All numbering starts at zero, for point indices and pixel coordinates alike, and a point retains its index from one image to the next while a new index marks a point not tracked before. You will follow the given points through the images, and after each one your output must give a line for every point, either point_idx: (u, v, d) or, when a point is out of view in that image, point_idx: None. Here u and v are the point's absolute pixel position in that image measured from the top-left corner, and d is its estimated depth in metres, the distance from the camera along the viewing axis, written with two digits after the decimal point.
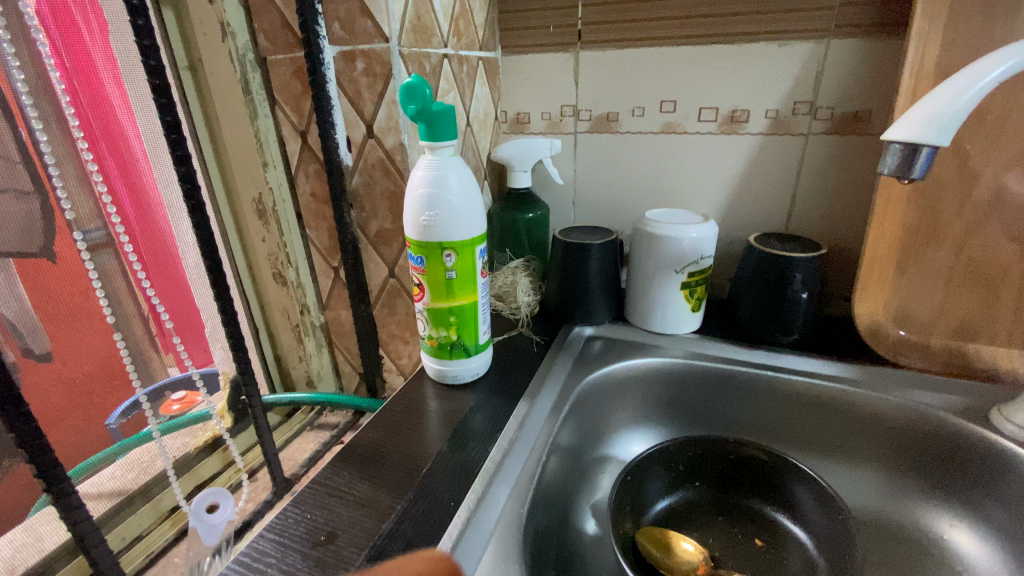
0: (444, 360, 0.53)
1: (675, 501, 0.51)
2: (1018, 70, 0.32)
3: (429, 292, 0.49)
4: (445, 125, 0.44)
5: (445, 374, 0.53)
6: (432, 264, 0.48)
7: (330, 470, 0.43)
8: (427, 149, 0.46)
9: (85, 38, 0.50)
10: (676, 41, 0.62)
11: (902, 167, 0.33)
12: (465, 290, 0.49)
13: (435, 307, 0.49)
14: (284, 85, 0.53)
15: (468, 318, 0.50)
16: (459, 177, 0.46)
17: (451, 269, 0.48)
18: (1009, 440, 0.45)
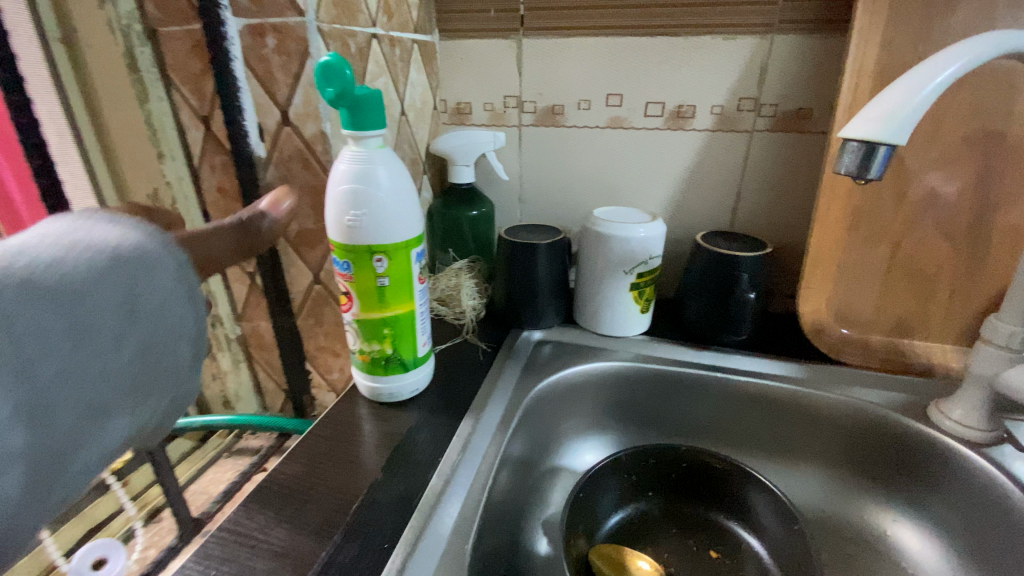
0: (379, 376, 0.47)
1: (628, 514, 0.48)
2: (971, 69, 0.31)
3: (359, 301, 0.44)
4: (372, 113, 0.39)
5: (380, 393, 0.48)
6: (360, 270, 0.42)
7: (242, 514, 0.37)
8: (351, 139, 0.40)
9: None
10: (621, 31, 0.59)
11: (861, 167, 0.31)
12: (400, 298, 0.44)
13: (367, 317, 0.44)
14: (180, 63, 0.46)
15: (404, 329, 0.45)
16: (389, 171, 0.41)
17: (384, 276, 0.43)
18: (946, 435, 0.46)
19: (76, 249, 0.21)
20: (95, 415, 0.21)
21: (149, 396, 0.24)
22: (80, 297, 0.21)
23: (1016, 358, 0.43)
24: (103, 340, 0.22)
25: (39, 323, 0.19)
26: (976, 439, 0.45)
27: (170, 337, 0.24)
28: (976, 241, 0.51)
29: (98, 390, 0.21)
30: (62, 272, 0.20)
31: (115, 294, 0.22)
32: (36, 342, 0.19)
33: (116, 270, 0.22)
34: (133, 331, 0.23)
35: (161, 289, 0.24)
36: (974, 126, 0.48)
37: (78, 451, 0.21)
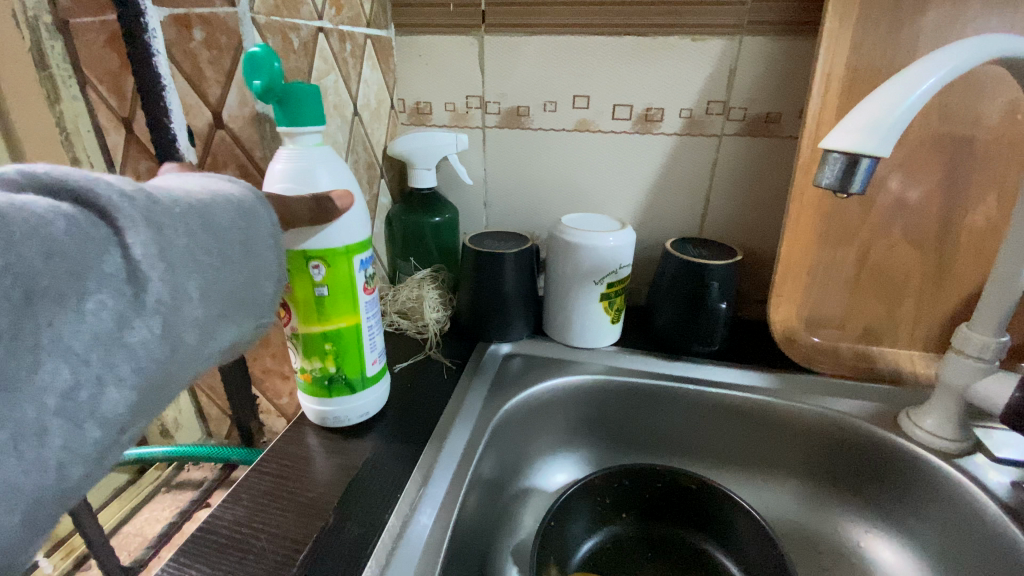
0: (324, 397, 0.43)
1: (602, 539, 0.46)
2: (949, 81, 0.30)
3: (297, 314, 0.40)
4: (309, 108, 0.36)
5: (327, 415, 0.44)
6: (297, 278, 0.39)
7: (172, 570, 0.33)
8: (285, 136, 0.37)
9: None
10: (587, 30, 0.56)
11: (843, 180, 0.29)
12: (342, 310, 0.40)
13: (306, 331, 0.40)
14: (95, 58, 0.41)
15: (349, 345, 0.41)
16: (329, 170, 0.37)
17: (322, 286, 0.39)
18: (919, 445, 0.46)
19: (217, 196, 0.28)
20: (228, 324, 0.28)
21: (253, 318, 0.30)
22: (221, 231, 0.27)
23: (987, 368, 0.42)
24: (235, 267, 0.27)
25: (203, 246, 0.25)
26: (947, 449, 0.45)
27: (269, 272, 0.30)
28: (942, 247, 0.51)
29: (225, 305, 0.27)
30: (209, 210, 0.27)
31: (240, 232, 0.28)
32: (196, 266, 0.25)
33: (242, 214, 0.28)
34: (252, 264, 0.28)
35: (264, 235, 0.29)
36: (941, 131, 0.48)
37: (214, 348, 0.27)
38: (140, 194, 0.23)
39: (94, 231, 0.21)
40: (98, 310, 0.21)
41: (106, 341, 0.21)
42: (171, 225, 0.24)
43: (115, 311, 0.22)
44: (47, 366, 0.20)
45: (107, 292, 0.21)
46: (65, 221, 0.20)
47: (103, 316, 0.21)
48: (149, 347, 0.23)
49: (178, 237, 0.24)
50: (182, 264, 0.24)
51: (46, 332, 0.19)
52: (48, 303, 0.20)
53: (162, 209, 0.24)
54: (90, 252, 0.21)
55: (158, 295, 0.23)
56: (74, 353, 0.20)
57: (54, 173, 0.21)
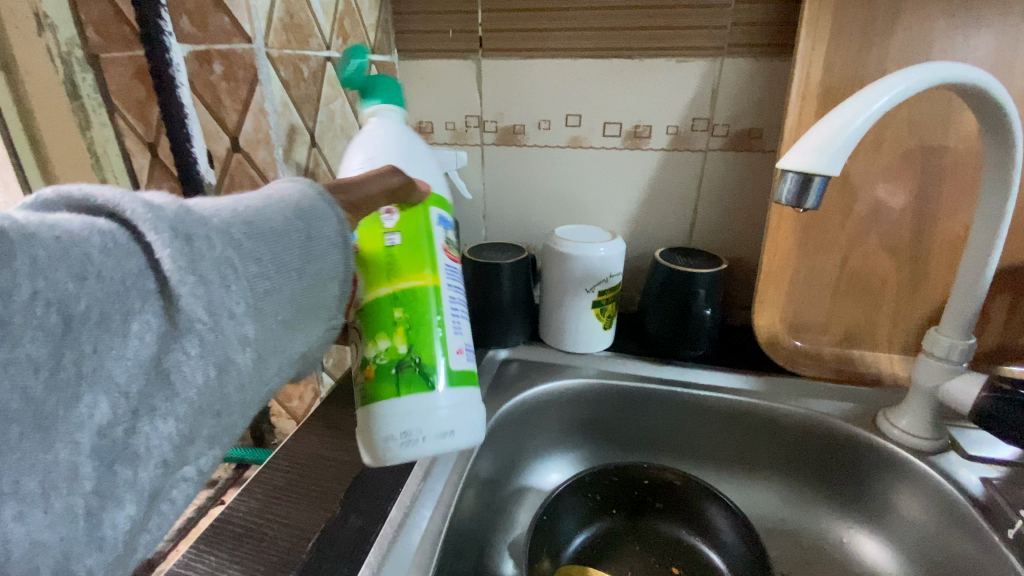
0: (387, 399, 0.35)
1: (593, 533, 0.49)
2: (897, 101, 0.33)
3: (364, 277, 0.36)
4: (391, 92, 0.42)
5: (387, 439, 0.34)
6: (366, 232, 0.36)
7: (192, 555, 0.36)
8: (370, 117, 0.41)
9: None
10: (578, 53, 0.60)
11: (798, 196, 0.32)
12: (413, 265, 0.36)
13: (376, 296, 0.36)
14: (123, 89, 0.45)
15: (421, 315, 0.36)
16: (406, 139, 0.41)
17: (393, 234, 0.36)
18: (895, 444, 0.48)
19: (268, 204, 0.28)
20: (288, 333, 0.28)
21: (321, 322, 0.30)
22: (270, 236, 0.27)
23: (956, 368, 0.45)
24: (288, 273, 0.27)
25: (248, 254, 0.25)
26: (923, 447, 0.47)
27: (331, 274, 0.30)
28: (918, 254, 0.53)
29: (282, 314, 0.27)
30: (258, 219, 0.27)
31: (293, 236, 0.28)
32: (239, 275, 0.25)
33: (293, 218, 0.28)
34: (309, 267, 0.28)
35: (325, 236, 0.29)
36: (912, 145, 0.51)
37: (276, 361, 0.28)
38: (177, 207, 0.24)
39: (127, 247, 0.22)
40: (141, 331, 0.22)
41: (146, 364, 0.22)
42: (206, 235, 0.24)
43: (156, 330, 0.22)
44: (87, 393, 0.20)
45: (148, 312, 0.22)
46: (104, 241, 0.21)
47: (144, 338, 0.22)
48: (195, 363, 0.23)
49: (218, 245, 0.24)
50: (219, 279, 0.24)
51: (90, 358, 0.20)
52: (93, 327, 0.20)
53: (199, 220, 0.24)
54: (131, 273, 0.22)
55: (199, 308, 0.23)
56: (115, 378, 0.21)
57: (91, 192, 0.22)
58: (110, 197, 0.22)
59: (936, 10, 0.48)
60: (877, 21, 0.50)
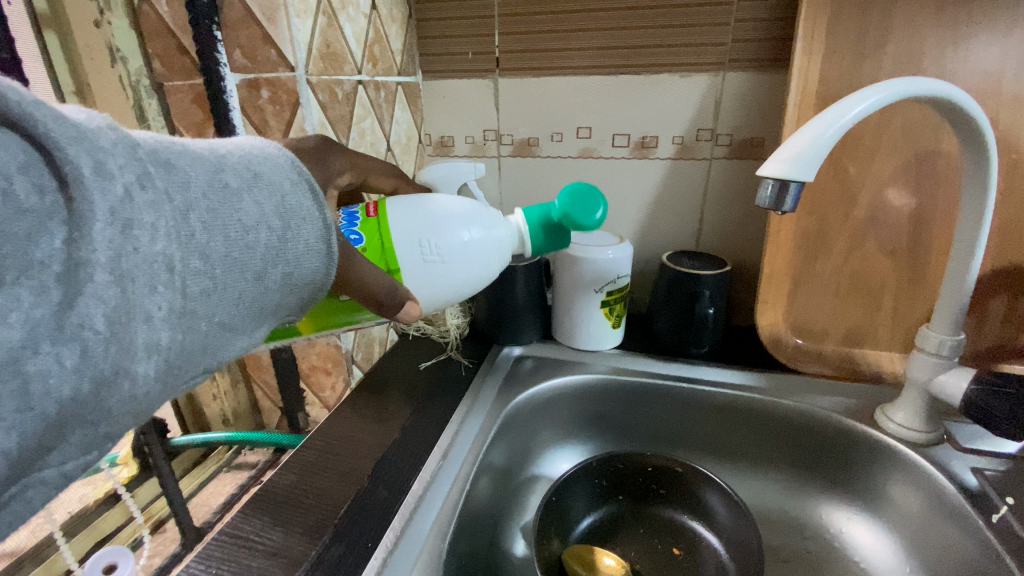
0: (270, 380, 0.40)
1: (599, 517, 0.52)
2: (876, 107, 0.36)
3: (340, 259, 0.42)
4: (586, 220, 0.44)
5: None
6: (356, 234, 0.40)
7: (240, 518, 0.41)
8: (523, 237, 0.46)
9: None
10: (588, 71, 0.64)
11: (778, 200, 0.36)
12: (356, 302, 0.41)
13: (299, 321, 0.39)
14: (183, 112, 0.51)
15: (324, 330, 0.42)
16: (489, 252, 0.43)
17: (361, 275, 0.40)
18: (892, 437, 0.50)
19: (248, 187, 0.25)
20: (224, 335, 0.25)
21: (264, 324, 0.27)
22: (233, 231, 0.24)
23: (948, 363, 0.47)
24: (240, 274, 0.24)
25: (195, 247, 0.23)
26: (918, 440, 0.49)
27: (299, 281, 0.27)
28: (916, 255, 0.56)
29: (220, 316, 0.24)
30: (223, 204, 0.24)
31: (263, 234, 0.25)
32: (172, 277, 0.21)
33: (272, 214, 0.26)
34: (270, 271, 0.26)
35: (303, 240, 0.27)
36: (908, 151, 0.53)
37: (198, 363, 0.24)
38: (132, 176, 0.20)
39: (30, 205, 0.18)
40: (4, 309, 0.17)
41: (3, 356, 0.17)
42: (151, 223, 0.21)
43: (29, 313, 0.17)
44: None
45: (26, 288, 0.17)
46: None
47: (6, 320, 0.17)
48: (69, 375, 0.18)
49: (162, 239, 0.21)
50: (147, 277, 0.20)
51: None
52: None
53: (151, 201, 0.21)
54: (19, 238, 0.17)
55: (104, 316, 0.19)
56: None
57: (35, 117, 0.18)
58: (49, 125, 0.18)
59: (928, 24, 0.51)
60: (870, 35, 0.53)
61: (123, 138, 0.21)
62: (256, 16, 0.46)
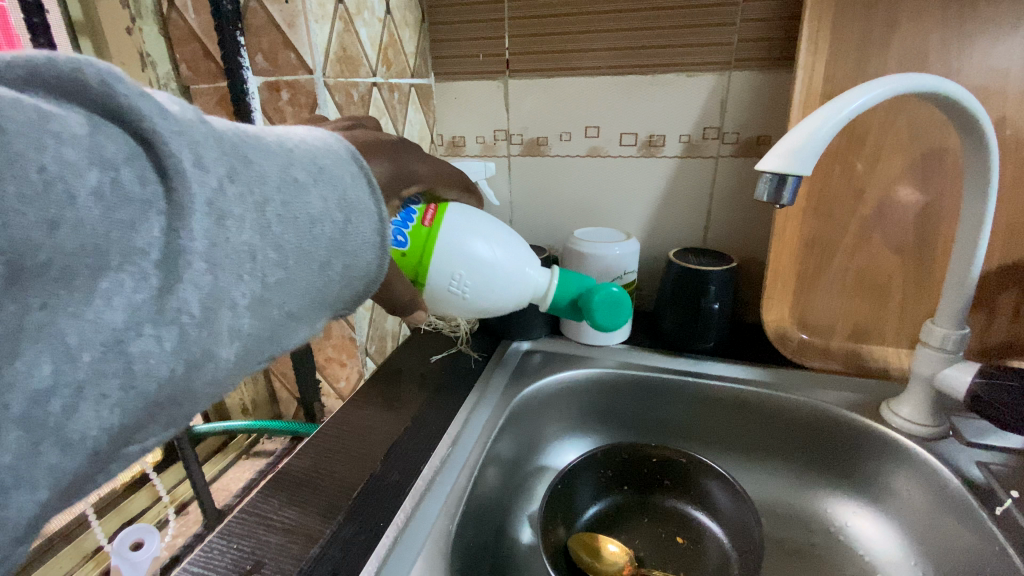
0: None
1: (604, 506, 0.53)
2: (874, 102, 0.38)
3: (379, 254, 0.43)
4: (599, 314, 0.46)
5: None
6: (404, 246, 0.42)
7: (260, 498, 0.43)
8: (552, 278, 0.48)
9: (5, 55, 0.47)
10: (596, 71, 0.66)
11: (775, 193, 0.37)
12: None
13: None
14: (208, 114, 0.54)
15: None
16: (510, 298, 0.47)
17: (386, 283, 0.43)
18: (897, 431, 0.51)
19: (317, 180, 0.25)
20: (290, 326, 0.25)
21: (325, 317, 0.28)
22: (303, 223, 0.24)
23: (952, 357, 0.47)
24: (310, 266, 0.25)
25: (272, 238, 0.23)
26: (922, 434, 0.49)
27: (357, 273, 0.28)
28: (923, 251, 0.56)
29: (290, 308, 0.25)
30: (296, 197, 0.24)
31: (329, 227, 0.25)
32: (254, 266, 0.22)
33: (336, 208, 0.26)
34: (334, 263, 0.26)
35: (362, 235, 0.27)
36: (915, 148, 0.54)
37: (267, 351, 0.25)
38: (222, 168, 0.21)
39: (135, 195, 0.19)
40: (110, 293, 0.18)
41: (108, 337, 0.18)
42: (240, 215, 0.22)
43: (130, 298, 0.18)
44: (30, 350, 0.16)
45: (128, 274, 0.18)
46: (100, 179, 0.18)
47: (111, 303, 0.18)
48: (166, 356, 0.20)
49: (247, 230, 0.22)
50: (235, 266, 0.21)
51: (37, 314, 0.17)
52: (51, 281, 0.17)
53: (237, 193, 0.22)
54: (125, 225, 0.18)
55: (198, 302, 0.20)
56: (66, 340, 0.17)
57: (138, 107, 0.19)
58: (152, 117, 0.19)
59: (933, 22, 0.51)
60: (875, 33, 0.53)
61: (210, 129, 0.22)
62: (277, 22, 0.49)
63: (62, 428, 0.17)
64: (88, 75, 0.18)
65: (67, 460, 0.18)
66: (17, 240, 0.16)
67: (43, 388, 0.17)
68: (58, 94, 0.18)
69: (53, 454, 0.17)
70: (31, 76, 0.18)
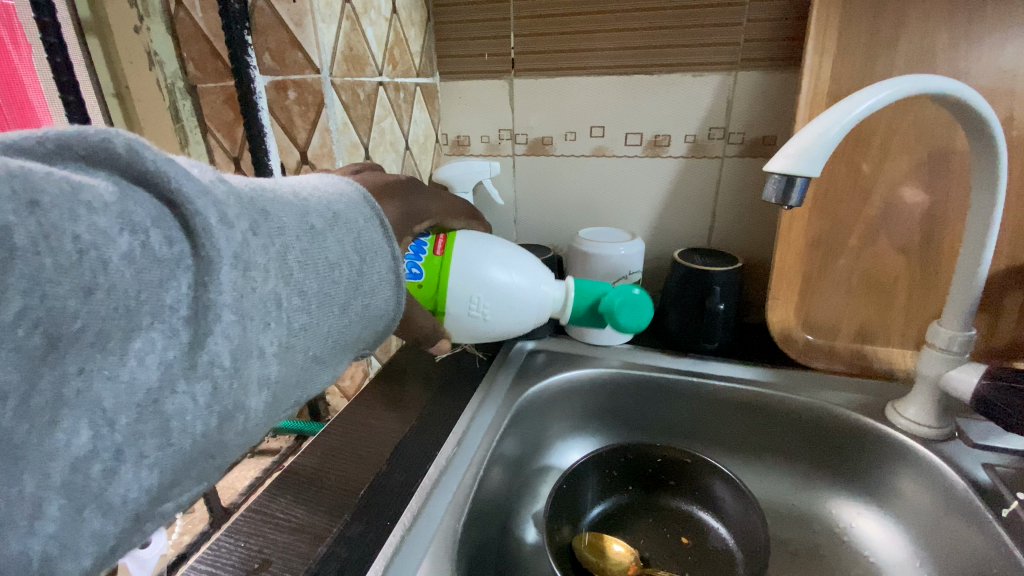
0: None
1: (608, 505, 0.54)
2: (878, 106, 0.37)
3: None
4: (625, 314, 0.46)
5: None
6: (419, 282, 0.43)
7: (267, 496, 0.43)
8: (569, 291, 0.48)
9: (13, 55, 0.46)
10: (601, 71, 0.66)
11: (783, 194, 0.37)
12: None
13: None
14: (215, 113, 0.54)
15: None
16: (530, 310, 0.46)
17: None
18: (903, 432, 0.51)
19: (333, 226, 0.28)
20: (315, 369, 0.27)
21: (345, 357, 0.30)
22: (324, 269, 0.26)
23: (957, 359, 0.47)
24: (331, 309, 0.27)
25: (296, 285, 0.25)
26: (928, 435, 0.49)
27: (374, 312, 0.30)
28: (928, 253, 0.56)
29: (314, 351, 0.27)
30: (316, 245, 0.26)
31: (347, 270, 0.28)
32: (280, 313, 0.24)
33: (353, 251, 0.28)
34: (353, 305, 0.28)
35: (377, 274, 0.30)
36: (921, 149, 0.54)
37: (293, 396, 0.27)
38: (246, 222, 0.23)
39: (163, 255, 0.20)
40: (143, 352, 0.19)
41: (145, 396, 0.19)
42: (262, 264, 0.23)
43: (162, 355, 0.20)
44: (69, 417, 0.17)
45: (158, 330, 0.19)
46: (132, 243, 0.19)
47: (144, 361, 0.19)
48: (200, 411, 0.21)
49: (272, 280, 0.23)
50: (260, 316, 0.23)
51: (75, 380, 0.17)
52: (87, 346, 0.18)
53: (261, 245, 0.23)
54: (154, 285, 0.19)
55: (227, 352, 0.21)
56: (103, 405, 0.18)
57: (164, 170, 0.20)
58: (177, 178, 0.20)
59: (941, 22, 0.51)
60: (882, 34, 0.53)
61: (230, 188, 0.23)
62: (284, 21, 0.49)
63: (102, 492, 0.18)
64: (117, 145, 0.20)
65: (110, 523, 0.19)
66: (53, 310, 0.17)
67: (83, 454, 0.18)
68: (88, 163, 0.19)
69: (94, 519, 0.18)
70: (60, 149, 0.19)
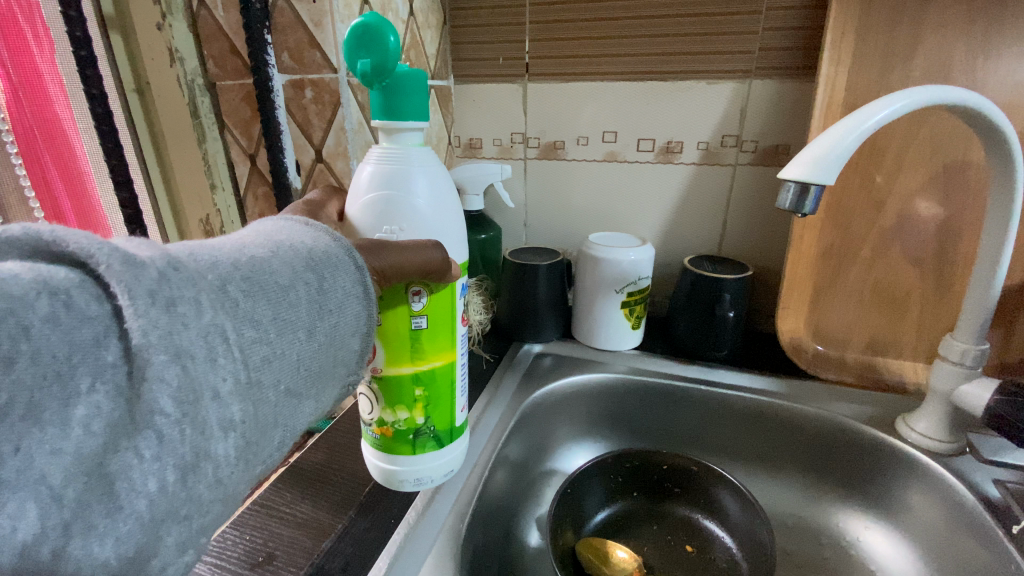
0: (399, 456, 0.41)
1: (614, 510, 0.54)
2: (899, 113, 0.37)
3: (385, 353, 0.38)
4: (411, 100, 0.34)
5: (401, 479, 0.41)
6: (392, 313, 0.37)
7: (272, 491, 0.44)
8: (380, 131, 0.35)
9: (35, 51, 0.47)
10: (613, 77, 0.66)
11: (797, 202, 0.37)
12: (439, 348, 0.39)
13: (393, 373, 0.38)
14: (232, 110, 0.55)
15: (441, 389, 0.40)
16: (428, 177, 0.35)
17: (420, 316, 0.37)
18: (915, 447, 0.50)
19: (275, 253, 0.28)
20: (291, 402, 0.28)
21: (326, 386, 0.30)
22: (273, 293, 0.27)
23: (970, 372, 0.46)
24: (294, 334, 0.27)
25: (245, 316, 0.25)
26: (942, 450, 0.48)
27: (345, 330, 0.30)
28: (941, 267, 0.55)
29: (285, 383, 0.27)
30: (258, 272, 0.27)
31: (303, 289, 0.28)
32: (229, 346, 0.24)
33: (304, 270, 0.29)
34: (319, 325, 0.29)
35: (341, 287, 0.30)
36: (936, 161, 0.53)
37: (273, 436, 0.27)
38: (164, 262, 0.23)
39: (92, 312, 0.20)
40: (87, 418, 0.19)
41: (91, 463, 0.19)
42: (193, 297, 0.23)
43: (108, 418, 0.20)
44: (13, 500, 0.17)
45: (102, 391, 0.20)
46: (53, 306, 0.19)
47: (90, 428, 0.19)
48: (150, 465, 0.21)
49: (209, 311, 0.23)
50: (206, 353, 0.23)
51: (12, 460, 0.18)
52: (18, 420, 0.18)
53: (188, 279, 0.23)
54: (88, 345, 0.20)
55: (170, 398, 0.21)
56: (49, 481, 0.18)
57: (63, 236, 0.21)
58: (81, 241, 0.21)
59: (958, 34, 0.51)
60: (898, 45, 0.53)
61: (146, 242, 0.24)
62: (303, 21, 0.50)
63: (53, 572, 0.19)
64: (15, 230, 0.20)
65: None
66: None
67: (31, 538, 0.18)
68: None
69: None
70: None
